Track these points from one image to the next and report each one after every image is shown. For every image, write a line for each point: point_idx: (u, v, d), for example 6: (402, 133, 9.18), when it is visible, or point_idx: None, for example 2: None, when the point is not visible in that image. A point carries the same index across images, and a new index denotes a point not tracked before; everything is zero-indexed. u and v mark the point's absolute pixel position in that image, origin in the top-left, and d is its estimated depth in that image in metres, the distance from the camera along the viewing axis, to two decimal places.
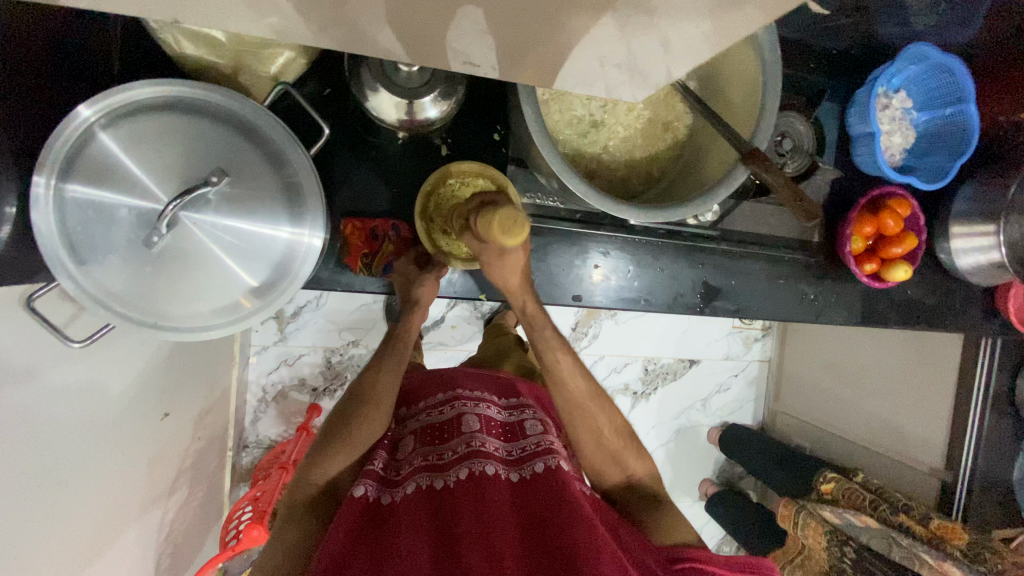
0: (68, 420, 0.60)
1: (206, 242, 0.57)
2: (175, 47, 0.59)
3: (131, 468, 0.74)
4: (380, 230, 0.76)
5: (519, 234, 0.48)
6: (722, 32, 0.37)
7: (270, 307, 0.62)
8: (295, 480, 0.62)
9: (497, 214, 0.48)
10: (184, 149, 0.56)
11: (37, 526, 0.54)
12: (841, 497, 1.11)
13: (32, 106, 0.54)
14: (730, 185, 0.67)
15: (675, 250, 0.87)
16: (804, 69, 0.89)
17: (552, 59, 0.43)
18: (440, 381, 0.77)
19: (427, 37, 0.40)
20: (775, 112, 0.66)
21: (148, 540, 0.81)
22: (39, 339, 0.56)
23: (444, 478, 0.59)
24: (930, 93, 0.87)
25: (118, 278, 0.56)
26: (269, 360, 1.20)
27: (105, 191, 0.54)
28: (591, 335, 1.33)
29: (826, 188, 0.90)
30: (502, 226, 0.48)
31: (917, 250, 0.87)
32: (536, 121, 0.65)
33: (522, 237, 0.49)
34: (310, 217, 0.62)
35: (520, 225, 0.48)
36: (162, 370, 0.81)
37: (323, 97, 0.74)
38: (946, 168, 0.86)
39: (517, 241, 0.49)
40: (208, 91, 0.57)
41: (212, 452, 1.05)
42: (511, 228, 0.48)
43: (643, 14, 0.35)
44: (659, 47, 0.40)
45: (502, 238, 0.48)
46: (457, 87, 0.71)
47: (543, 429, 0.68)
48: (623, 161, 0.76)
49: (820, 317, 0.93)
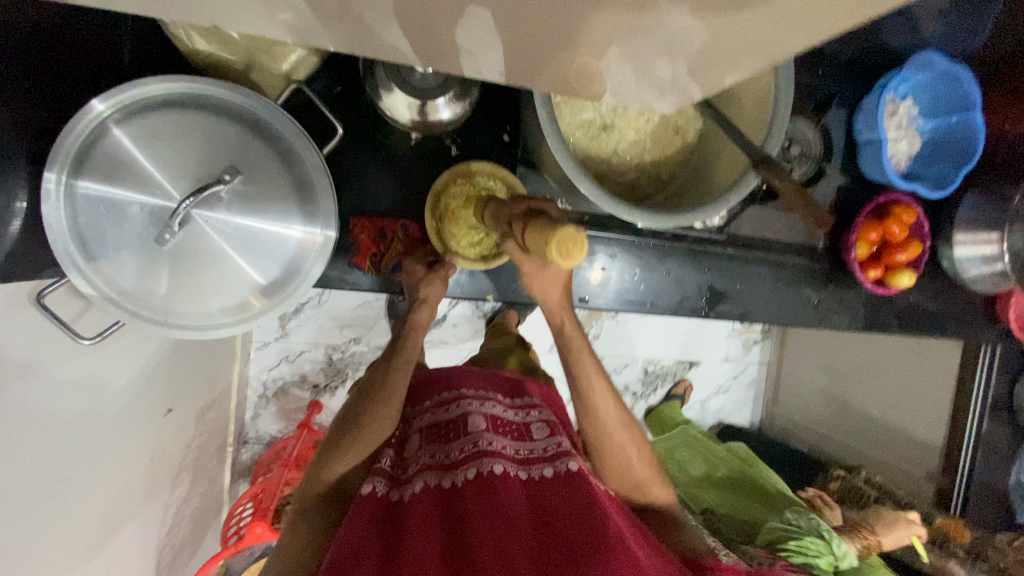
0: (74, 416, 0.59)
1: (217, 240, 0.57)
2: (188, 43, 0.58)
3: (135, 463, 0.73)
4: (389, 230, 0.76)
5: (575, 256, 0.46)
6: (732, 47, 0.37)
7: (280, 306, 0.62)
8: (304, 480, 0.62)
9: (556, 234, 0.46)
10: (197, 147, 0.56)
11: (42, 522, 0.54)
12: (846, 496, 1.16)
13: (42, 97, 0.54)
14: (741, 192, 0.66)
15: (681, 253, 0.87)
16: (813, 74, 0.89)
17: (564, 64, 0.43)
18: (445, 380, 0.77)
19: (440, 36, 0.40)
20: (787, 118, 0.67)
21: (150, 535, 0.80)
22: (48, 335, 0.56)
23: (453, 476, 0.60)
24: (935, 102, 0.88)
25: (128, 275, 0.56)
26: (270, 356, 1.20)
27: (116, 187, 0.54)
28: (592, 336, 1.32)
29: (832, 194, 0.91)
30: (560, 250, 0.45)
31: (921, 258, 0.88)
32: (550, 124, 0.65)
33: (578, 260, 0.47)
34: (322, 216, 0.61)
35: (578, 248, 0.46)
36: (164, 367, 0.81)
37: (334, 94, 0.74)
38: (949, 177, 0.87)
39: (571, 264, 0.46)
40: (223, 88, 0.57)
41: (213, 448, 1.05)
42: (568, 250, 0.46)
43: (657, 18, 0.35)
44: (672, 54, 0.40)
45: (557, 259, 0.46)
46: (470, 88, 0.70)
47: (550, 431, 0.69)
48: (633, 164, 0.76)
49: (823, 321, 0.94)
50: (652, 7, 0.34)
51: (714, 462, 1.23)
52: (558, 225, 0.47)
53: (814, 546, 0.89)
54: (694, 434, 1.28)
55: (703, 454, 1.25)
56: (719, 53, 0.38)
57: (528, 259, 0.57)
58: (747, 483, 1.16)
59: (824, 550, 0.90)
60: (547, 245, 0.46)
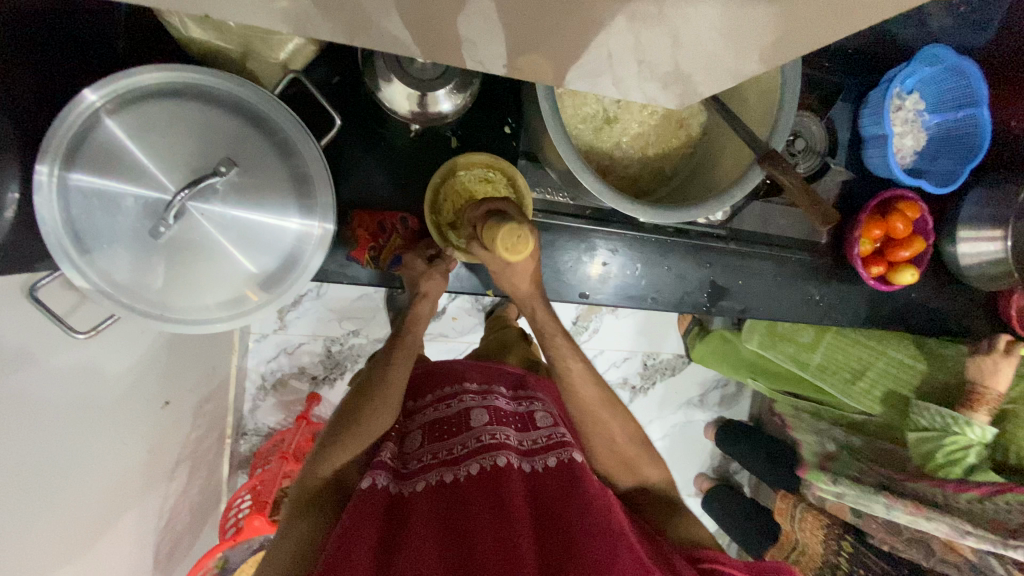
0: (70, 409, 0.59)
1: (213, 232, 0.56)
2: (183, 31, 0.57)
3: (133, 453, 0.73)
4: (388, 223, 0.75)
5: (521, 249, 0.49)
6: (738, 40, 0.36)
7: (278, 300, 0.61)
8: (303, 473, 0.62)
9: (502, 227, 0.48)
10: (193, 138, 0.55)
11: (38, 518, 0.54)
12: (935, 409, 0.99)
13: (33, 87, 0.53)
14: (746, 186, 0.65)
15: (683, 248, 0.87)
16: (820, 67, 0.88)
17: (566, 57, 0.42)
18: (445, 374, 0.76)
19: (441, 27, 0.39)
20: (793, 112, 0.66)
21: (149, 525, 0.81)
22: (40, 330, 0.55)
23: (453, 471, 0.59)
24: (942, 96, 0.87)
25: (122, 268, 0.55)
26: (268, 348, 1.19)
27: (109, 180, 0.53)
28: (592, 329, 1.30)
29: (836, 189, 0.90)
30: (504, 243, 0.48)
31: (925, 254, 0.87)
32: (551, 117, 0.63)
33: (523, 253, 0.49)
34: (321, 208, 0.61)
35: (523, 242, 0.48)
36: (162, 359, 0.80)
37: (332, 85, 0.73)
38: (955, 172, 0.86)
39: (517, 257, 0.49)
40: (218, 78, 0.56)
41: (211, 439, 1.04)
42: (512, 243, 0.48)
43: (660, 5, 0.33)
44: (674, 44, 0.38)
45: (503, 251, 0.49)
46: (471, 79, 0.69)
47: (554, 422, 0.68)
48: (636, 158, 0.76)
49: (824, 318, 0.93)
50: None
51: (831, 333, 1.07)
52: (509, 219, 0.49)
53: (967, 456, 0.93)
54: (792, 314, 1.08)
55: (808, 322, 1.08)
56: (726, 48, 0.37)
57: (495, 251, 0.58)
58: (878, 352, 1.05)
59: (967, 443, 0.93)
60: (493, 237, 0.49)
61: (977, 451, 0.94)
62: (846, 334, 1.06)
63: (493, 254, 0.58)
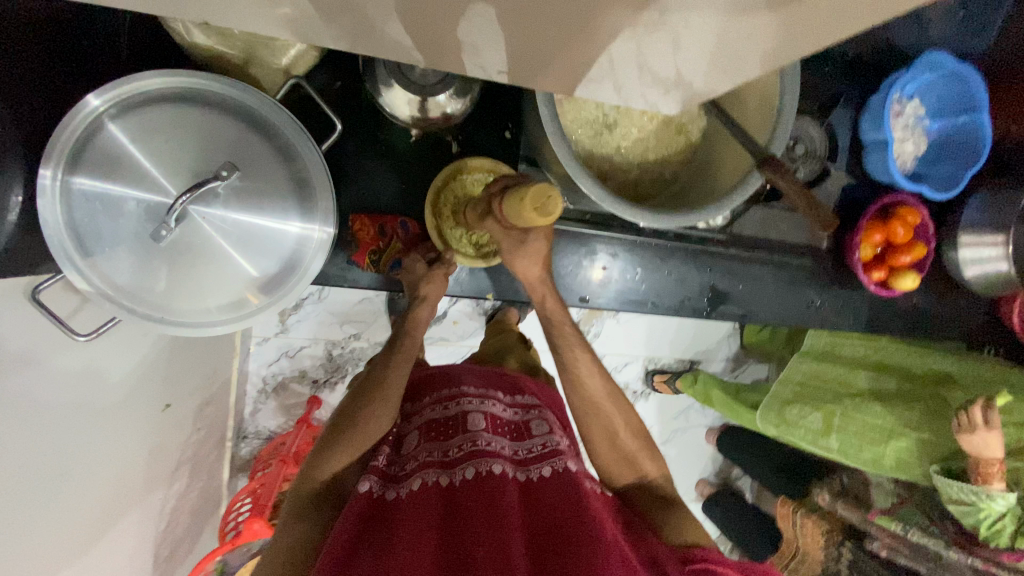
0: (71, 412, 0.59)
1: (213, 236, 0.57)
2: (187, 37, 0.58)
3: (133, 455, 0.73)
4: (389, 227, 0.75)
5: (553, 210, 0.51)
6: (737, 46, 0.36)
7: (279, 303, 0.61)
8: (301, 476, 0.62)
9: (534, 188, 0.50)
10: (195, 143, 0.56)
11: (38, 519, 0.54)
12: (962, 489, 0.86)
13: (38, 92, 0.53)
14: (745, 192, 0.65)
15: (684, 253, 0.87)
16: (821, 73, 0.88)
17: (564, 62, 0.42)
18: (444, 378, 0.76)
19: (442, 33, 0.39)
20: (793, 119, 0.66)
21: (149, 529, 0.81)
22: (42, 331, 0.56)
23: (448, 476, 0.59)
24: (942, 102, 0.87)
25: (123, 271, 0.55)
26: (270, 351, 1.19)
27: (112, 184, 0.53)
28: (592, 334, 1.30)
29: (837, 195, 0.90)
30: (539, 201, 0.50)
31: (925, 260, 0.87)
32: (551, 122, 0.64)
33: (555, 215, 0.52)
34: (321, 213, 0.61)
35: (555, 201, 0.51)
36: (163, 362, 0.80)
37: (334, 90, 0.73)
38: (957, 177, 0.86)
39: (551, 215, 0.51)
40: (221, 84, 0.57)
41: (212, 443, 1.05)
42: (544, 203, 0.51)
43: (659, 12, 0.34)
44: (673, 50, 0.38)
45: (536, 211, 0.51)
46: (472, 85, 0.69)
47: (550, 428, 0.68)
48: (636, 163, 0.76)
49: (824, 323, 0.93)
50: (656, 1, 0.33)
51: (838, 414, 1.00)
52: (536, 183, 0.52)
53: (1007, 525, 0.83)
54: (798, 401, 1.06)
55: (814, 405, 1.03)
56: (725, 53, 0.37)
57: None
58: (889, 434, 0.95)
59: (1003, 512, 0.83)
60: (524, 199, 0.51)
61: (1012, 514, 0.83)
62: (856, 411, 0.99)
63: (511, 227, 0.61)
